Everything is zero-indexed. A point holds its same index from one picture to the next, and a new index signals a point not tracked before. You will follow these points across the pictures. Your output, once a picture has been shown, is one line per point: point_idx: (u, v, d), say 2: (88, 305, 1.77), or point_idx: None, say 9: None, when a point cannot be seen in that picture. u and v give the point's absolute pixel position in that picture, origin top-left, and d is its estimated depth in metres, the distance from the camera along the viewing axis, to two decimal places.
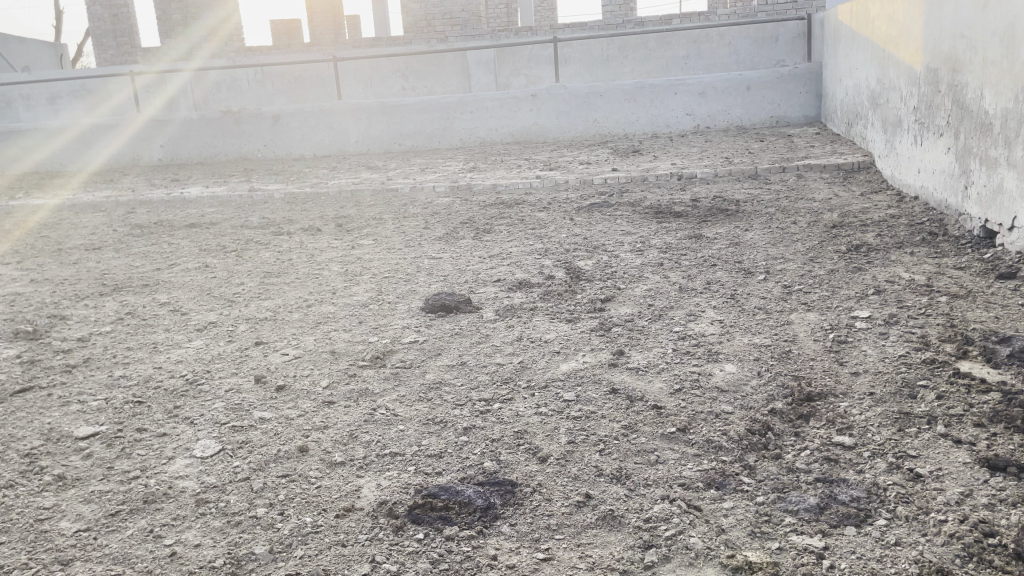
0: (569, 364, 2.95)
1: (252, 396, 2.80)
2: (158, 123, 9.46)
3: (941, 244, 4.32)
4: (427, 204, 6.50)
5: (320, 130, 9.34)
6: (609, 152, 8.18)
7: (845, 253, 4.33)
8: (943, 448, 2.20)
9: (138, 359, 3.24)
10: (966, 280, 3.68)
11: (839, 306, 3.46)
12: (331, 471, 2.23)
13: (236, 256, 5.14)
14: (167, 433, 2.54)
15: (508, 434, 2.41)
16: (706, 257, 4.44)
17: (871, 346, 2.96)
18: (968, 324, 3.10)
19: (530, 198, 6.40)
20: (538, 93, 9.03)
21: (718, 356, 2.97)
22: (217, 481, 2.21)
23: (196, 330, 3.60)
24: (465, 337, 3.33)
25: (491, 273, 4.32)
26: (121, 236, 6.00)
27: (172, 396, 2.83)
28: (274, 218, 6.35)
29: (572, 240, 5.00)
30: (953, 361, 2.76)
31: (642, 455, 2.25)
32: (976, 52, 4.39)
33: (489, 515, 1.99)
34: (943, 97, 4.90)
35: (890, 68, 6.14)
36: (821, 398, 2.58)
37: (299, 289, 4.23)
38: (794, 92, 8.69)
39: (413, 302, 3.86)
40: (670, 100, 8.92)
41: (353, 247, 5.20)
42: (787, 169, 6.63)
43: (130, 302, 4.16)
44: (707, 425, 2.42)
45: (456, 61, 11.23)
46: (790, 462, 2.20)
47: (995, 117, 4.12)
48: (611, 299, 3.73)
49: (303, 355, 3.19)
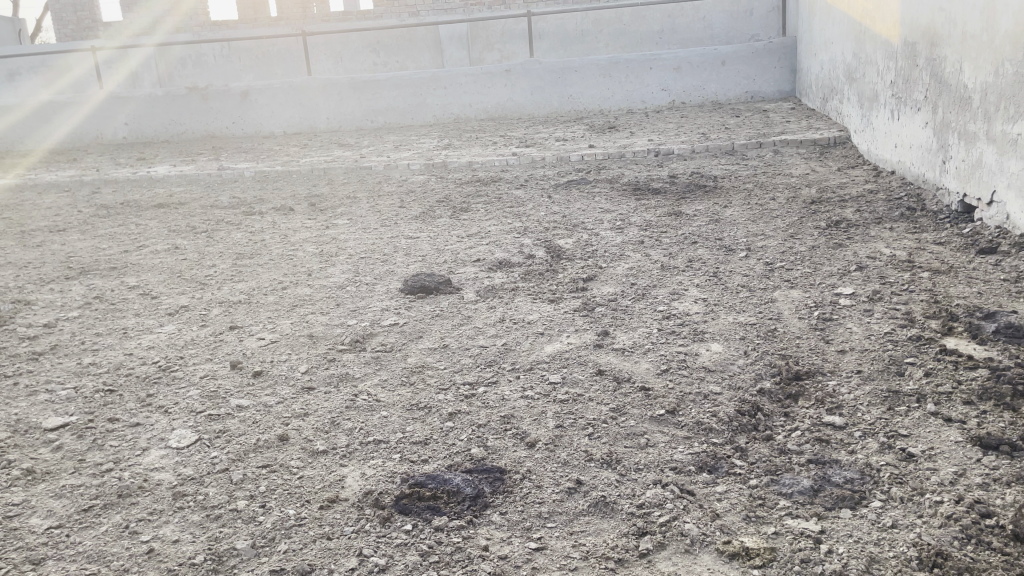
0: (553, 346, 2.90)
1: (228, 383, 2.71)
2: (122, 99, 9.18)
3: (920, 219, 4.31)
4: (402, 181, 6.40)
5: (290, 107, 9.15)
6: (586, 128, 8.10)
7: (825, 229, 4.32)
8: (934, 426, 2.19)
9: (108, 346, 3.13)
10: (947, 255, 3.68)
11: (822, 283, 3.44)
12: (314, 461, 2.17)
13: (206, 236, 5.01)
14: (141, 423, 2.45)
15: (495, 418, 2.35)
16: (686, 234, 4.41)
17: (857, 324, 2.95)
18: (952, 300, 3.09)
19: (506, 176, 6.33)
20: (512, 69, 8.91)
21: (703, 335, 2.93)
22: (194, 473, 2.13)
23: (167, 315, 3.49)
24: (446, 318, 3.26)
25: (470, 252, 4.25)
26: (86, 217, 5.81)
27: (144, 383, 2.74)
28: (245, 197, 6.21)
29: (551, 218, 4.94)
30: (938, 338, 2.75)
31: (632, 439, 2.21)
32: (954, 26, 4.36)
33: (478, 503, 1.93)
34: (922, 72, 4.88)
35: (866, 43, 6.12)
36: (808, 377, 2.56)
37: (273, 271, 4.13)
38: (770, 66, 8.66)
39: (392, 283, 3.78)
40: (646, 75, 8.85)
41: (328, 227, 5.09)
42: (764, 144, 6.60)
43: (97, 286, 4.02)
44: (696, 407, 2.39)
45: (428, 36, 11.11)
46: (781, 444, 2.17)
47: (974, 91, 4.10)
48: (593, 278, 3.67)
49: (280, 340, 3.11)
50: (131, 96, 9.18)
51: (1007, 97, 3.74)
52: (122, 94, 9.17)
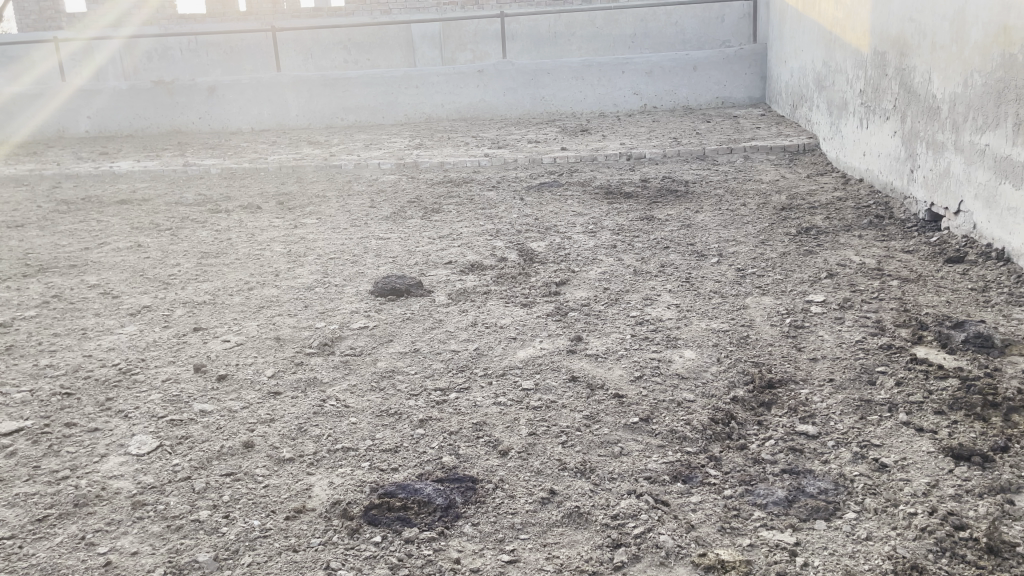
0: (526, 351, 2.86)
1: (191, 387, 2.63)
2: (84, 92, 8.98)
3: (888, 227, 4.35)
4: (372, 181, 6.33)
5: (259, 103, 9.01)
6: (558, 130, 8.09)
7: (795, 235, 4.34)
8: (906, 436, 2.19)
9: (66, 347, 3.03)
10: (915, 263, 3.71)
11: (793, 290, 3.45)
12: (279, 469, 2.11)
13: (170, 234, 4.90)
14: (100, 428, 2.36)
15: (466, 425, 2.31)
16: (658, 239, 4.40)
17: (828, 331, 2.95)
18: (922, 308, 3.12)
19: (478, 177, 6.29)
20: (485, 69, 8.87)
21: (676, 342, 2.92)
22: (154, 481, 2.06)
23: (128, 315, 3.40)
24: (417, 322, 3.21)
25: (442, 254, 4.20)
26: (46, 212, 5.67)
27: (103, 386, 2.65)
28: (211, 195, 6.08)
29: (523, 220, 4.91)
30: (909, 346, 2.76)
31: (606, 447, 2.18)
32: (924, 36, 4.41)
33: (450, 514, 1.89)
34: (891, 81, 4.93)
35: (836, 51, 6.18)
36: (781, 385, 2.55)
37: (240, 271, 4.04)
38: (740, 72, 8.72)
39: (362, 285, 3.72)
40: (618, 79, 8.86)
41: (296, 226, 5.01)
42: (735, 150, 6.64)
43: (56, 284, 3.91)
44: (670, 415, 2.37)
45: (400, 34, 11.02)
46: (755, 453, 2.15)
47: (943, 101, 4.15)
48: (566, 283, 3.65)
49: (246, 342, 3.03)
50: (94, 89, 8.98)
51: (975, 108, 3.79)
52: (85, 87, 8.97)
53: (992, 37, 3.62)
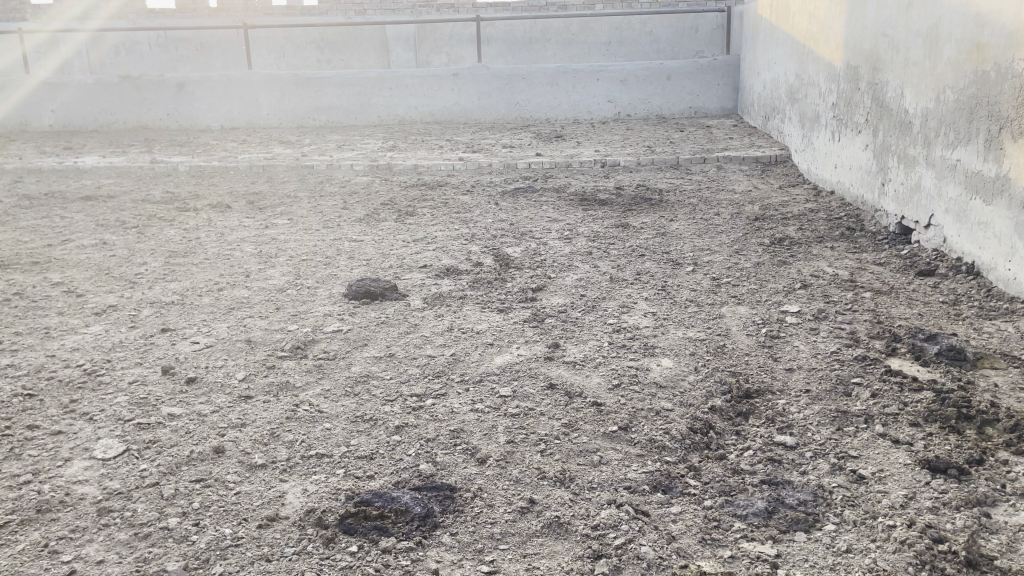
0: (503, 357, 2.83)
1: (159, 390, 2.56)
2: (48, 84, 8.78)
3: (859, 239, 4.41)
4: (345, 182, 6.26)
5: (229, 101, 8.89)
6: (532, 136, 8.09)
7: (769, 246, 4.37)
8: (883, 448, 2.20)
9: (28, 346, 2.94)
10: (887, 276, 3.75)
11: (768, 300, 3.47)
12: (251, 475, 2.05)
13: (137, 232, 4.79)
14: (63, 431, 2.28)
15: (444, 432, 2.28)
16: (633, 247, 4.40)
17: (804, 342, 2.97)
18: (895, 320, 3.14)
19: (452, 180, 6.25)
20: (460, 72, 8.84)
21: (653, 350, 2.91)
22: (121, 487, 1.99)
23: (94, 314, 3.30)
24: (392, 326, 3.17)
25: (417, 258, 4.16)
26: (8, 207, 5.52)
27: (68, 388, 2.57)
28: (179, 192, 5.98)
29: (498, 225, 4.89)
30: (883, 358, 2.78)
31: (585, 456, 2.16)
32: (897, 51, 4.47)
33: (428, 523, 1.85)
34: (863, 96, 5.00)
35: (809, 64, 6.25)
36: (758, 395, 2.55)
37: (209, 271, 3.96)
38: (713, 83, 8.79)
39: (335, 288, 3.67)
40: (592, 86, 8.89)
41: (267, 227, 4.93)
42: (708, 159, 6.68)
43: (18, 281, 3.80)
44: (648, 424, 2.35)
45: (374, 35, 10.94)
46: (734, 463, 2.15)
47: (914, 117, 4.21)
48: (542, 289, 3.63)
49: (216, 344, 2.96)
50: (58, 81, 8.78)
51: (947, 124, 3.84)
52: (50, 80, 8.77)
53: (965, 54, 3.68)
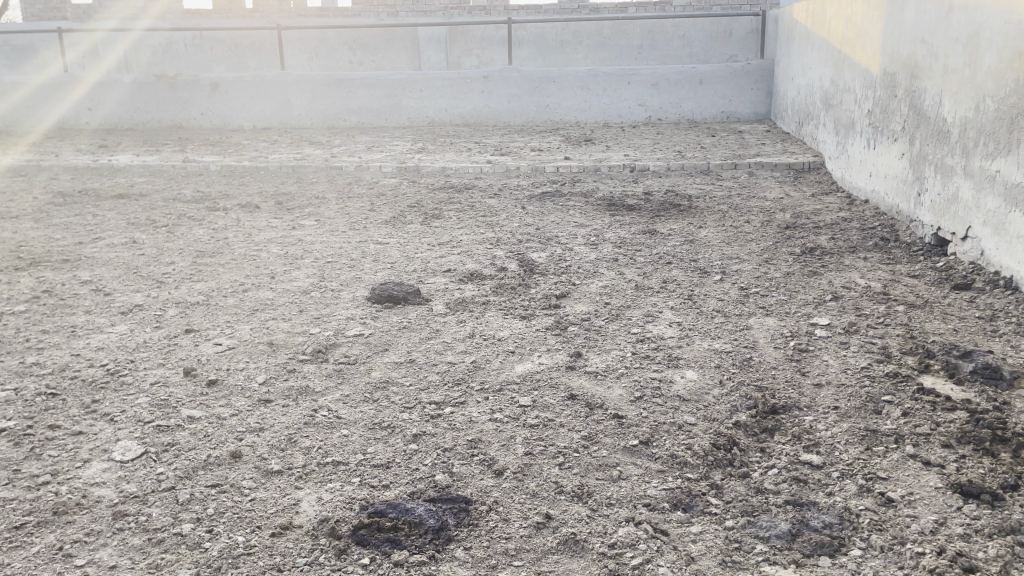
0: (524, 365, 2.80)
1: (180, 392, 2.56)
2: (87, 84, 8.92)
3: (893, 250, 4.31)
4: (373, 184, 6.26)
5: (262, 101, 8.96)
6: (562, 139, 8.04)
7: (800, 255, 4.28)
8: (913, 470, 2.13)
9: (54, 345, 2.96)
10: (922, 289, 3.66)
11: (797, 312, 3.39)
12: (267, 482, 2.04)
13: (167, 231, 4.84)
14: (84, 432, 2.29)
15: (461, 442, 2.25)
16: (661, 254, 4.35)
17: (833, 356, 2.89)
18: (928, 336, 3.06)
19: (480, 183, 6.24)
20: (490, 75, 8.83)
21: (678, 361, 2.86)
22: (137, 490, 1.98)
23: (120, 314, 3.33)
24: (414, 331, 3.15)
25: (441, 262, 4.14)
26: (42, 204, 5.60)
27: (90, 388, 2.58)
28: (210, 192, 6.02)
29: (524, 230, 4.86)
30: (916, 375, 2.70)
31: (604, 471, 2.12)
32: (936, 58, 4.37)
33: (442, 537, 1.82)
34: (900, 103, 4.89)
35: (845, 70, 6.14)
36: (785, 411, 2.49)
37: (235, 271, 3.98)
38: (746, 87, 8.68)
39: (359, 291, 3.66)
40: (623, 90, 8.82)
41: (294, 227, 4.95)
42: (739, 166, 6.60)
43: (48, 278, 3.84)
44: (671, 438, 2.30)
45: (407, 36, 10.96)
46: (757, 482, 2.09)
47: (953, 126, 4.11)
48: (566, 296, 3.59)
49: (238, 346, 2.97)
50: (97, 81, 8.92)
51: (987, 134, 3.74)
52: (89, 80, 8.91)
53: (1006, 62, 3.58)
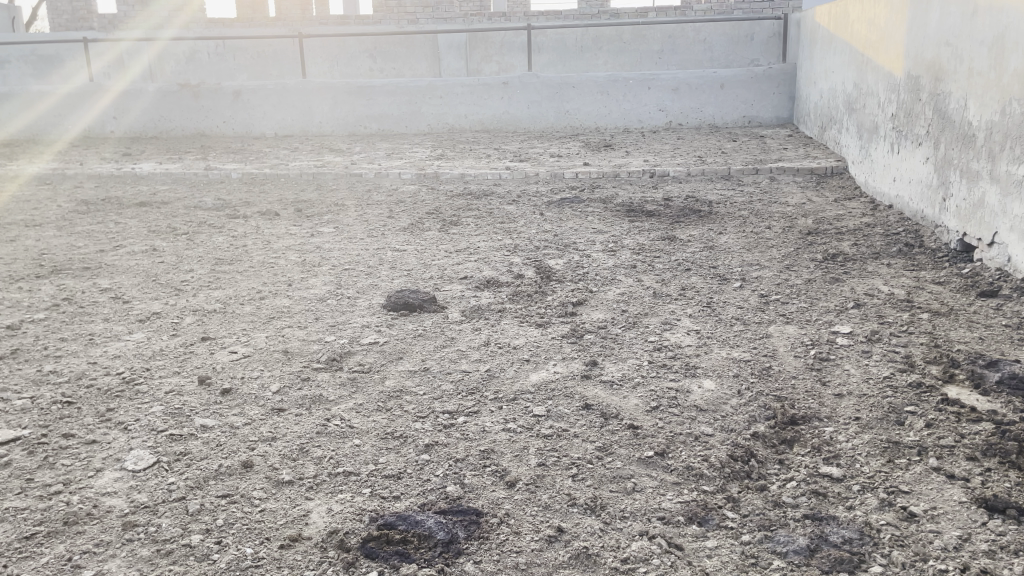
0: (539, 374, 2.77)
1: (194, 400, 2.56)
2: (112, 93, 9.03)
3: (918, 256, 4.23)
4: (392, 191, 6.27)
5: (283, 109, 9.02)
6: (581, 145, 8.01)
7: (822, 262, 4.22)
8: (936, 484, 2.08)
9: (71, 352, 2.98)
10: (947, 296, 3.58)
11: (818, 319, 3.34)
12: (277, 492, 2.03)
13: (187, 239, 4.87)
14: (97, 441, 2.29)
15: (474, 453, 2.22)
16: (680, 260, 4.30)
17: (855, 366, 2.83)
18: (953, 344, 2.99)
19: (498, 190, 6.22)
20: (510, 81, 8.82)
21: (695, 370, 2.82)
22: (147, 500, 1.98)
23: (137, 321, 3.35)
24: (428, 339, 3.13)
25: (458, 269, 4.12)
26: (66, 212, 5.66)
27: (105, 396, 2.59)
28: (231, 200, 6.06)
29: (541, 236, 4.83)
30: (940, 385, 2.64)
31: (618, 483, 2.08)
32: (961, 61, 4.29)
33: (451, 550, 1.80)
34: (924, 107, 4.81)
35: (868, 74, 6.06)
36: (805, 422, 2.44)
37: (252, 279, 3.99)
38: (768, 91, 8.60)
39: (375, 298, 3.65)
40: (643, 95, 8.78)
41: (313, 235, 4.96)
42: (761, 171, 6.53)
43: (69, 286, 3.87)
44: (686, 449, 2.26)
45: (426, 43, 10.99)
46: (775, 495, 2.05)
47: (979, 129, 4.02)
48: (583, 303, 3.56)
49: (253, 354, 2.97)
50: (122, 90, 9.02)
51: (1013, 137, 3.66)
52: (114, 89, 9.02)
53: None
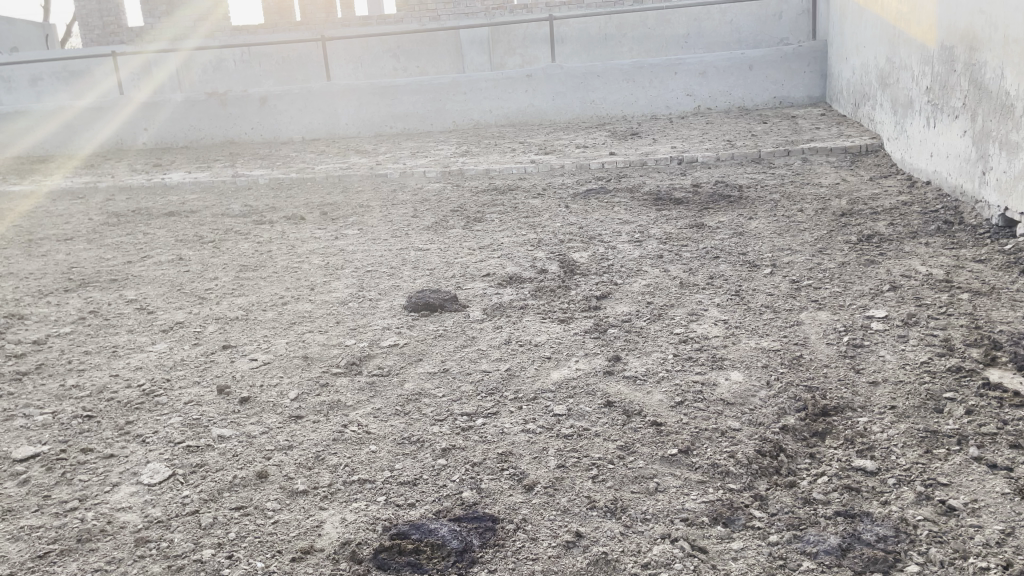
0: (561, 372, 2.71)
1: (212, 410, 2.55)
2: (141, 104, 9.15)
3: (957, 234, 4.07)
4: (417, 190, 6.24)
5: (309, 113, 9.06)
6: (607, 134, 7.89)
7: (856, 244, 4.07)
8: (977, 474, 1.97)
9: (95, 366, 2.99)
10: (988, 275, 3.43)
11: (852, 304, 3.21)
12: (291, 503, 2.00)
13: (213, 246, 4.89)
14: (115, 454, 2.29)
15: (492, 456, 2.17)
16: (708, 248, 4.19)
17: (890, 352, 2.71)
18: (995, 325, 2.85)
19: (523, 184, 6.16)
20: (533, 73, 8.73)
21: (722, 362, 2.72)
22: (161, 515, 1.97)
23: (161, 332, 3.35)
24: (449, 339, 3.08)
25: (480, 266, 4.07)
26: (96, 225, 5.72)
27: (125, 409, 2.58)
28: (257, 206, 6.08)
29: (566, 229, 4.75)
30: (981, 369, 2.51)
31: (640, 483, 2.01)
32: (996, 28, 4.10)
33: (465, 559, 1.75)
34: (960, 78, 4.62)
35: (900, 46, 5.86)
36: (837, 413, 2.34)
37: (276, 284, 3.98)
38: (798, 70, 8.38)
39: (397, 299, 3.62)
40: (670, 80, 8.64)
41: (337, 237, 4.95)
42: (792, 152, 6.36)
43: (96, 299, 3.91)
44: (712, 446, 2.18)
45: (449, 40, 10.96)
46: (806, 492, 1.95)
47: (1017, 98, 3.84)
48: (607, 296, 3.48)
49: (273, 361, 2.95)
50: (150, 100, 9.14)
51: None
52: (142, 99, 9.13)
53: None
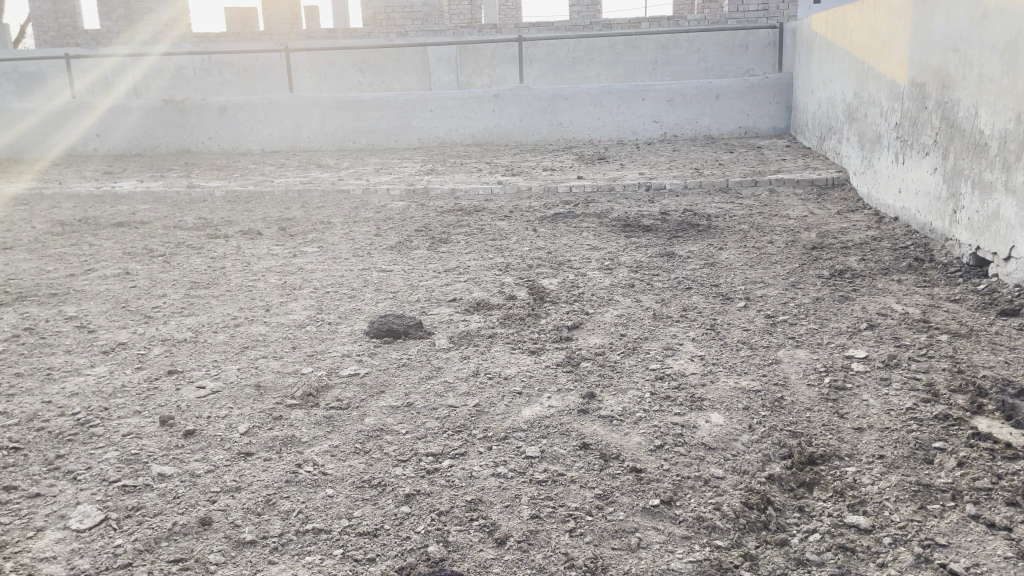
0: (533, 409, 2.55)
1: (153, 444, 2.33)
2: (97, 111, 8.85)
3: (929, 272, 4.03)
4: (380, 207, 6.06)
5: (271, 124, 8.82)
6: (575, 158, 7.81)
7: (829, 278, 4.01)
8: (976, 534, 1.86)
9: (26, 390, 2.75)
10: (965, 316, 3.37)
11: (831, 343, 3.12)
12: (237, 555, 1.80)
13: (162, 261, 4.63)
14: (42, 494, 2.07)
15: (460, 504, 2.00)
16: (680, 278, 4.09)
17: (874, 396, 2.61)
18: (978, 370, 2.77)
19: (489, 205, 6.01)
20: (502, 94, 8.64)
21: (701, 403, 2.59)
22: (90, 568, 1.76)
23: (101, 353, 3.11)
24: (413, 369, 2.91)
25: (446, 290, 3.91)
26: (39, 234, 5.43)
27: (56, 441, 2.36)
28: (211, 219, 5.82)
29: (535, 254, 4.61)
30: (968, 417, 2.42)
31: (621, 538, 1.86)
32: (971, 67, 4.10)
33: None
34: (931, 116, 4.61)
35: (869, 82, 5.88)
36: (824, 461, 2.22)
37: (228, 304, 3.76)
38: (764, 101, 8.42)
39: (357, 324, 3.42)
40: (638, 106, 8.61)
41: (294, 255, 4.73)
42: (760, 183, 6.34)
43: (32, 314, 3.64)
44: (696, 496, 2.04)
45: (416, 56, 10.81)
46: (798, 551, 1.82)
47: (991, 138, 3.83)
48: (579, 327, 3.34)
49: (223, 390, 2.73)
50: (105, 108, 8.83)
51: None
52: (98, 106, 8.83)
53: None
